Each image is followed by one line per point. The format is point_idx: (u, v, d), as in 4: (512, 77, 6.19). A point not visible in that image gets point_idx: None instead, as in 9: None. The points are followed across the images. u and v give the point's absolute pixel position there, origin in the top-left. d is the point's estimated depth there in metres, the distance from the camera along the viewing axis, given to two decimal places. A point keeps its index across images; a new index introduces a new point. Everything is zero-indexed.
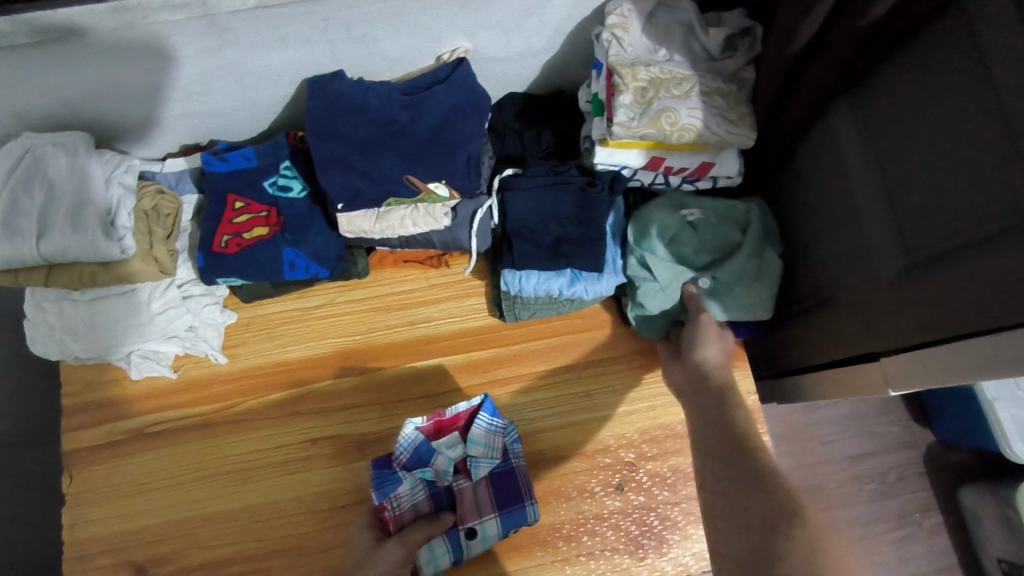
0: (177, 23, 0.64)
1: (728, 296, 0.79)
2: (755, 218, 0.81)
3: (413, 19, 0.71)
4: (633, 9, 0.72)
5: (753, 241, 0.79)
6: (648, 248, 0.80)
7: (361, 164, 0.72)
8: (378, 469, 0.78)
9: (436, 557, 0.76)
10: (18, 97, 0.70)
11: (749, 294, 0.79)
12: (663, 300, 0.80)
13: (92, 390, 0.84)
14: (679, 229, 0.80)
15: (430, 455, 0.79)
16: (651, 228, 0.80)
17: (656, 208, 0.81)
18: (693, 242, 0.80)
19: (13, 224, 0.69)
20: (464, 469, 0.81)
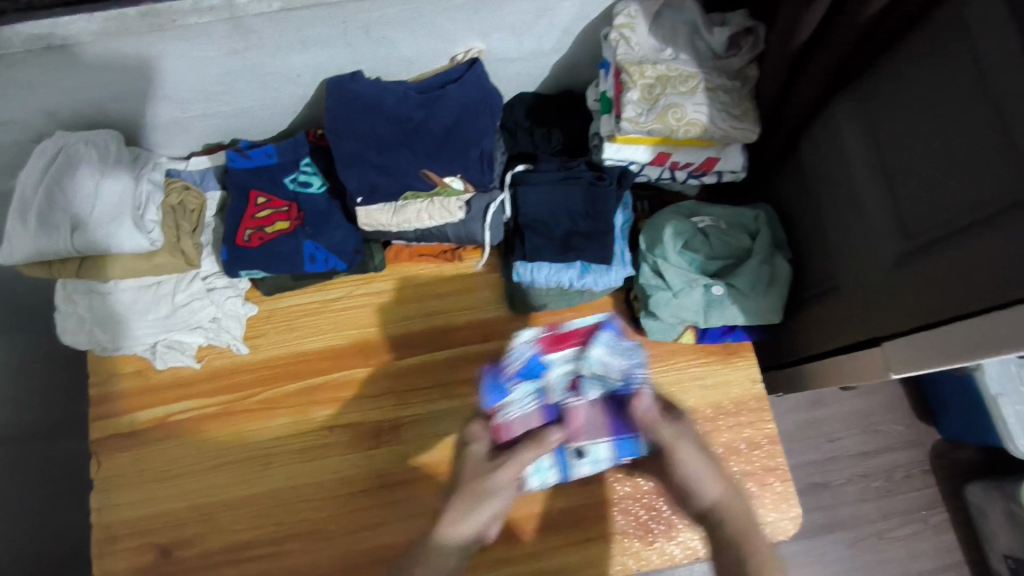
0: (206, 26, 0.67)
1: (746, 301, 0.80)
2: (764, 225, 0.84)
3: (429, 21, 0.74)
4: (640, 9, 0.74)
5: (763, 248, 0.81)
6: (661, 253, 0.82)
7: (378, 159, 0.75)
8: (490, 378, 0.70)
9: (543, 472, 0.77)
10: (53, 96, 0.73)
11: (764, 300, 0.80)
12: (676, 308, 0.81)
13: (119, 379, 0.87)
14: (692, 236, 0.83)
15: (542, 369, 0.70)
16: (664, 235, 0.82)
17: (666, 216, 0.84)
18: (703, 250, 0.83)
19: (47, 217, 0.72)
20: (578, 387, 0.70)
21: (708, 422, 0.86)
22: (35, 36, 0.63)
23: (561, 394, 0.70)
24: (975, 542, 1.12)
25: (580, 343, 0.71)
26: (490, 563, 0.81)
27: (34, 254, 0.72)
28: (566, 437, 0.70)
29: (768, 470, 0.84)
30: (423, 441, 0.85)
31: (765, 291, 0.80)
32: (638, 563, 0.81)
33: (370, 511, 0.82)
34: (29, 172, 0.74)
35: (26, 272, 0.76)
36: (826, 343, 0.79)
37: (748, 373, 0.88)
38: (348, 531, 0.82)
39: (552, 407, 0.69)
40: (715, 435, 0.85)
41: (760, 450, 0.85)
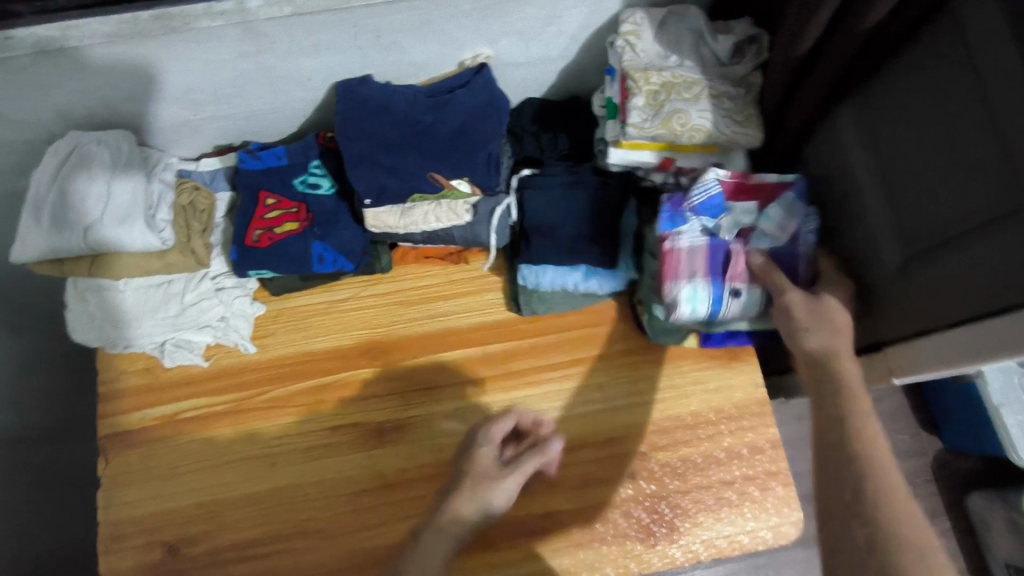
0: (218, 30, 0.68)
1: None
2: None
3: (438, 27, 0.75)
4: (646, 17, 0.76)
5: None
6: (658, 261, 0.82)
7: (386, 161, 0.76)
8: (671, 205, 0.75)
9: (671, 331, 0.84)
10: (68, 98, 0.74)
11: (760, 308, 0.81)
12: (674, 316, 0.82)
13: (128, 377, 0.88)
14: None
15: (715, 211, 0.75)
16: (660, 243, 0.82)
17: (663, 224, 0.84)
18: None
19: (63, 216, 0.74)
20: (746, 236, 0.76)
21: (711, 426, 0.86)
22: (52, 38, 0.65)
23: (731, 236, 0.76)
24: (977, 551, 1.12)
25: (766, 198, 0.77)
26: (493, 564, 0.81)
27: (50, 251, 0.74)
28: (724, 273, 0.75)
29: (770, 475, 0.85)
30: (427, 442, 0.85)
31: None
32: (640, 567, 0.81)
33: (375, 510, 0.83)
34: (42, 171, 0.75)
35: (37, 271, 0.77)
36: None
37: (752, 377, 0.88)
38: (351, 531, 0.82)
39: (721, 243, 0.76)
40: (718, 439, 0.86)
41: (762, 455, 0.85)
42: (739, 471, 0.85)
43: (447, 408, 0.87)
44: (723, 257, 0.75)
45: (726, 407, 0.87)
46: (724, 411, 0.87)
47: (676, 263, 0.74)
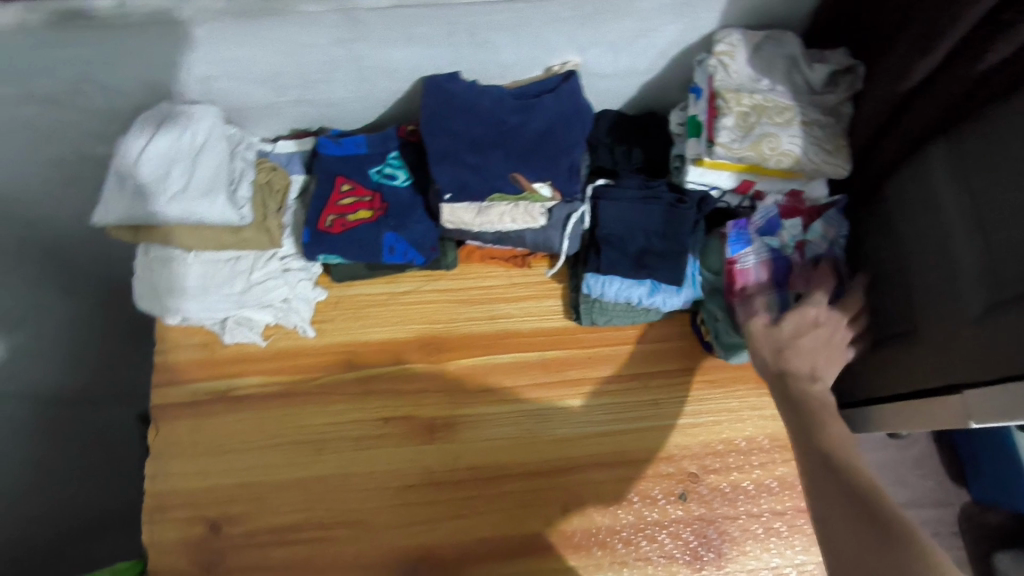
0: (321, 15, 0.68)
1: None
2: None
3: (533, 30, 0.75)
4: (743, 39, 0.75)
5: None
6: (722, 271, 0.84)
7: (472, 160, 0.76)
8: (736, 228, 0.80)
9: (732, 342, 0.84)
10: (161, 69, 0.75)
11: None
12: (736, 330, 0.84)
13: (183, 350, 0.88)
14: None
15: (775, 229, 0.80)
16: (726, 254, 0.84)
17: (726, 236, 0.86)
18: None
19: (149, 184, 0.74)
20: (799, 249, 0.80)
21: (764, 454, 0.86)
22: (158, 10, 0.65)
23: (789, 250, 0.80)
24: None
25: (811, 213, 0.82)
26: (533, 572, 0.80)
27: (131, 217, 0.74)
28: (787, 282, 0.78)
29: None
30: (476, 443, 0.85)
31: None
32: None
33: (418, 505, 0.82)
34: (128, 138, 0.75)
35: (113, 233, 0.77)
36: (899, 380, 0.78)
37: None
38: (393, 522, 0.82)
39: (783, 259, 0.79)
40: (769, 468, 0.85)
41: None
42: (790, 502, 0.84)
43: (500, 411, 0.86)
44: (785, 266, 0.79)
45: (781, 436, 0.86)
46: (776, 440, 0.86)
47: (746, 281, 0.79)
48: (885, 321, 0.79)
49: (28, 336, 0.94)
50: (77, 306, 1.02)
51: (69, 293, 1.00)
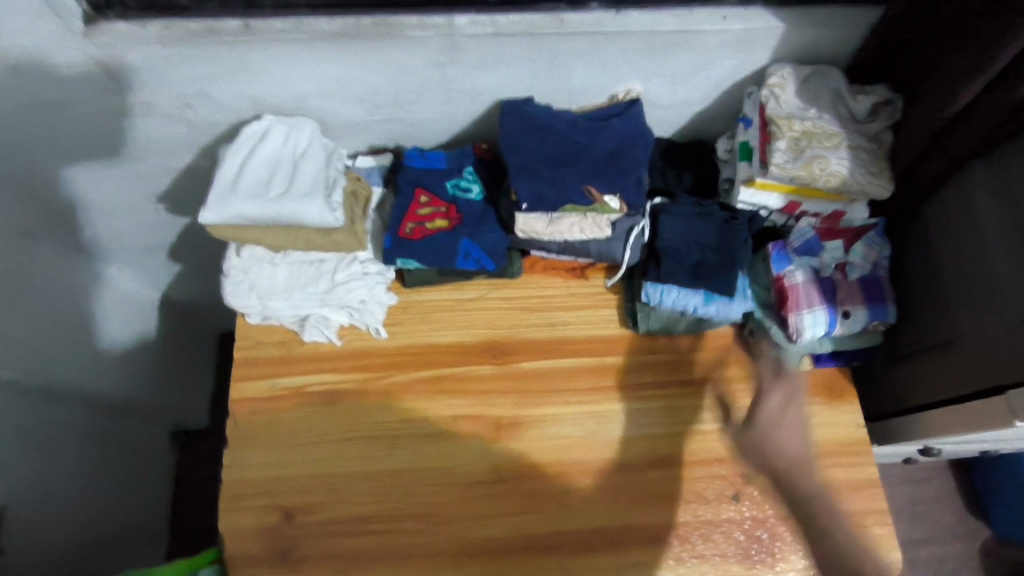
0: (424, 38, 0.77)
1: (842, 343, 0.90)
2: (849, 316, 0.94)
3: (607, 60, 0.83)
4: (792, 73, 0.84)
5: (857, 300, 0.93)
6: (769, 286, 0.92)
7: (549, 174, 0.83)
8: (778, 249, 0.89)
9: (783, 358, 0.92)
10: (270, 86, 0.83)
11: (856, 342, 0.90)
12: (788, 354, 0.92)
13: (261, 347, 0.94)
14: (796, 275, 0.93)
15: (817, 250, 0.89)
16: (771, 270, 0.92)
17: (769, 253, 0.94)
18: None
19: (257, 188, 0.81)
20: (842, 269, 0.89)
21: (812, 459, 0.90)
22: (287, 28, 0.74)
23: (830, 270, 0.89)
24: None
25: (851, 235, 0.90)
26: (593, 568, 0.83)
27: (240, 218, 0.80)
28: (833, 300, 0.87)
29: (868, 512, 0.87)
30: (537, 442, 0.89)
31: (853, 337, 0.90)
32: None
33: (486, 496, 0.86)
34: (240, 148, 0.84)
35: (214, 234, 0.84)
36: (949, 389, 0.84)
37: (853, 418, 0.92)
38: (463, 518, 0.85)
39: (825, 278, 0.88)
40: (817, 472, 0.89)
41: (864, 492, 0.88)
42: (838, 505, 0.88)
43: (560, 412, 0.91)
44: (829, 285, 0.88)
45: (828, 442, 0.91)
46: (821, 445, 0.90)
47: (797, 296, 0.87)
48: (933, 329, 0.85)
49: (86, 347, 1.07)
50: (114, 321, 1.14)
51: (123, 308, 1.18)
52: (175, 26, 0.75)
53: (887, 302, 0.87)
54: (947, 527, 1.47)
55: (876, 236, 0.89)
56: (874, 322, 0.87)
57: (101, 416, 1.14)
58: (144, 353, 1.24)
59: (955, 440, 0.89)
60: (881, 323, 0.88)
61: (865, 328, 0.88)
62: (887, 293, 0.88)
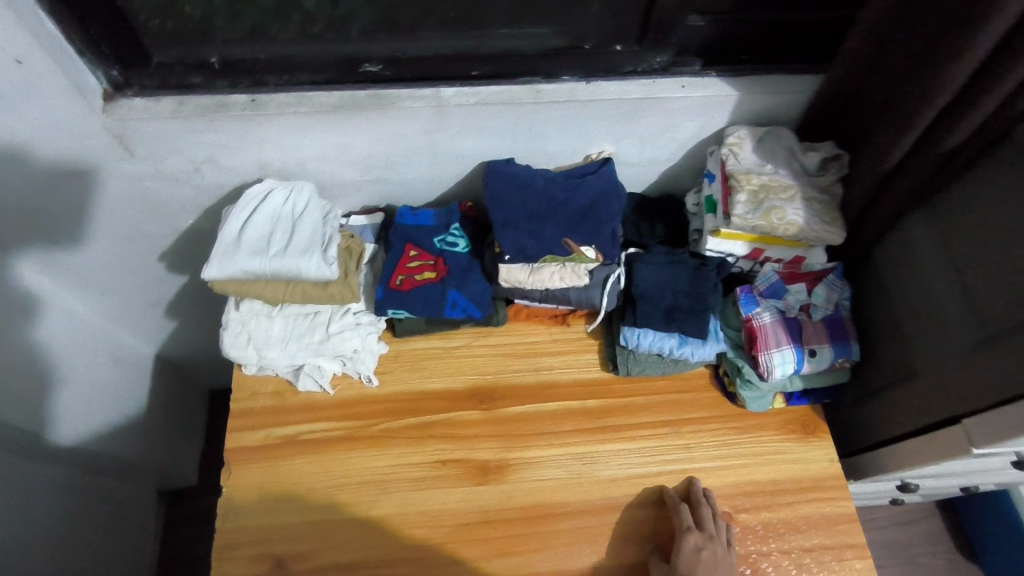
0: (415, 109, 0.85)
1: (811, 381, 0.95)
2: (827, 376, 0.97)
3: (581, 124, 0.91)
4: (748, 133, 0.92)
5: None
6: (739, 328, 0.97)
7: (529, 227, 0.90)
8: (744, 293, 0.95)
9: (756, 398, 0.96)
10: (272, 153, 0.90)
11: (823, 380, 0.95)
12: (759, 393, 0.96)
13: (256, 398, 0.97)
14: None
15: (782, 292, 0.95)
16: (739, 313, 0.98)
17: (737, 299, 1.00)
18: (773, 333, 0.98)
19: (258, 245, 0.87)
20: (806, 310, 0.95)
21: (790, 494, 0.93)
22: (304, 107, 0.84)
23: (796, 311, 0.95)
24: None
25: (813, 279, 0.96)
26: None
27: (242, 272, 0.86)
28: (799, 339, 0.93)
29: (846, 545, 0.90)
30: (524, 484, 0.92)
31: (820, 375, 0.95)
32: None
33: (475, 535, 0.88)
34: (244, 208, 0.90)
35: (217, 288, 0.89)
36: (910, 423, 0.88)
37: (826, 453, 0.96)
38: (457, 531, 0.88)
39: (792, 319, 0.94)
40: (795, 507, 0.92)
41: (840, 526, 0.91)
42: (817, 540, 0.90)
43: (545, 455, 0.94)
44: (796, 325, 0.93)
45: (804, 477, 0.94)
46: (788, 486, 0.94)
47: (766, 335, 0.92)
48: (894, 364, 0.91)
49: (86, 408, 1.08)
50: (118, 374, 1.16)
51: (133, 372, 1.21)
52: (187, 102, 0.83)
53: (851, 341, 0.93)
54: (935, 567, 1.49)
55: (836, 278, 0.95)
56: (840, 358, 0.92)
57: (92, 476, 1.15)
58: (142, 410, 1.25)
59: (922, 472, 0.93)
60: (846, 360, 0.93)
61: (832, 365, 0.93)
62: (850, 332, 0.94)
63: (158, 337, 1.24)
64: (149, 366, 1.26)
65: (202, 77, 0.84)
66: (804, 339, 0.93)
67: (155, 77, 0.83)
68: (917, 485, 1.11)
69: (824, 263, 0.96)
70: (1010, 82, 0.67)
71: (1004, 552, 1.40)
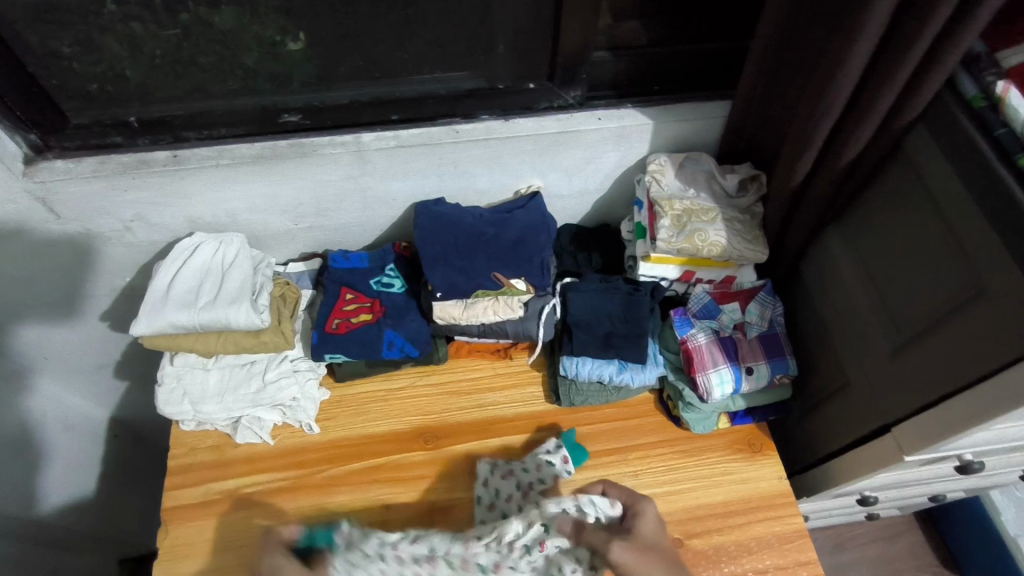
0: (338, 156, 0.87)
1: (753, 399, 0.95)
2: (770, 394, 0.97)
3: (504, 161, 0.93)
4: (668, 160, 0.95)
5: None
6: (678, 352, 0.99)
7: (459, 263, 0.91)
8: (678, 315, 0.96)
9: (698, 419, 0.96)
10: (200, 206, 0.91)
11: (764, 396, 0.96)
12: (703, 415, 0.96)
13: (195, 454, 0.95)
14: None
15: (716, 311, 0.96)
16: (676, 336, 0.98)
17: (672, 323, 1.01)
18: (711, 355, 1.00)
19: (187, 300, 0.88)
20: (740, 328, 0.96)
21: (741, 515, 0.92)
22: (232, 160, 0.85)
23: (731, 330, 0.96)
24: None
25: (745, 297, 0.97)
26: None
27: (171, 326, 0.86)
28: (735, 356, 0.93)
29: (800, 565, 0.88)
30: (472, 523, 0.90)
31: (760, 392, 0.96)
32: None
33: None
34: (172, 263, 0.91)
35: (148, 344, 0.89)
36: (849, 434, 0.88)
37: (775, 470, 0.96)
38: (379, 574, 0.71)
39: (726, 338, 0.95)
40: (746, 528, 0.91)
41: (793, 545, 0.90)
42: (771, 560, 0.89)
43: (568, 467, 0.91)
44: (730, 343, 0.94)
45: (753, 497, 0.94)
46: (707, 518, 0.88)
47: (701, 357, 0.92)
48: (829, 377, 0.92)
49: (32, 480, 1.04)
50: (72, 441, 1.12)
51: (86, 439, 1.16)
52: (109, 161, 0.84)
53: (787, 355, 0.94)
54: None
55: (767, 295, 0.97)
56: (778, 374, 0.93)
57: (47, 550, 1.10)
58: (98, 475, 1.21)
59: (872, 483, 0.92)
60: (785, 375, 0.93)
61: (771, 382, 0.94)
62: (786, 347, 0.95)
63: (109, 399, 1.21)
64: (104, 431, 1.22)
65: (124, 137, 0.85)
66: (739, 356, 0.94)
67: (76, 139, 0.84)
68: (878, 497, 1.10)
69: (754, 281, 0.98)
70: (888, 97, 0.70)
71: (985, 565, 1.37)
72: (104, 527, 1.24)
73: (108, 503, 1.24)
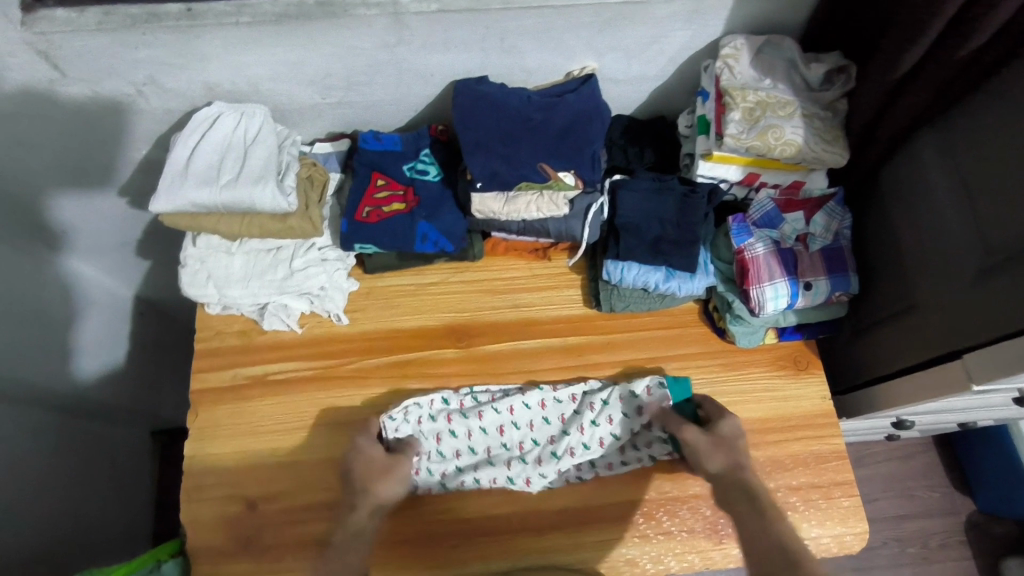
0: (370, 18, 0.76)
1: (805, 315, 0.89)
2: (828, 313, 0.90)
3: (558, 35, 0.82)
4: (745, 43, 0.83)
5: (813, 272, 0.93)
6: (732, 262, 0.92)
7: (502, 150, 0.82)
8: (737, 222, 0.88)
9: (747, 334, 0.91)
10: (218, 72, 0.82)
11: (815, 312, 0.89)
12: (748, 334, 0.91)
13: (222, 338, 0.93)
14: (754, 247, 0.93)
15: (778, 220, 0.88)
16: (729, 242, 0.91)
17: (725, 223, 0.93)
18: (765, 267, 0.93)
19: (208, 177, 0.81)
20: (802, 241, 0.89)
21: (778, 432, 0.89)
22: (252, 21, 0.75)
23: (792, 242, 0.88)
24: None
25: (812, 207, 0.89)
26: (555, 547, 0.84)
27: (193, 205, 0.80)
28: (794, 270, 0.87)
29: (834, 484, 0.87)
30: None
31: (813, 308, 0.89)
32: (704, 561, 0.84)
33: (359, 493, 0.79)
34: (191, 133, 0.83)
35: (167, 221, 0.83)
36: (911, 357, 0.83)
37: (818, 390, 0.92)
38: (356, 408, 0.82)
39: (785, 250, 0.87)
40: (782, 445, 0.89)
41: (829, 464, 0.88)
42: (803, 478, 0.87)
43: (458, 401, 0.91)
44: (789, 256, 0.87)
45: (794, 415, 0.90)
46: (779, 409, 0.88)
47: (759, 269, 0.85)
48: (895, 296, 0.85)
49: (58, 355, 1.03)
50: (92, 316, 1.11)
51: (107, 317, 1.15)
52: (114, 12, 0.74)
53: (848, 272, 0.87)
54: (931, 501, 1.45)
55: (837, 205, 0.88)
56: (837, 291, 0.86)
57: (86, 420, 1.12)
58: (126, 351, 1.20)
59: (922, 408, 0.88)
60: (844, 294, 0.87)
61: (828, 299, 0.87)
62: (849, 263, 0.88)
63: (133, 277, 1.18)
64: (128, 307, 1.21)
65: None
66: (797, 269, 0.87)
67: None
68: (913, 421, 1.06)
69: (824, 189, 0.89)
70: None
71: (1000, 493, 1.36)
72: (134, 399, 1.25)
73: (135, 377, 1.24)
